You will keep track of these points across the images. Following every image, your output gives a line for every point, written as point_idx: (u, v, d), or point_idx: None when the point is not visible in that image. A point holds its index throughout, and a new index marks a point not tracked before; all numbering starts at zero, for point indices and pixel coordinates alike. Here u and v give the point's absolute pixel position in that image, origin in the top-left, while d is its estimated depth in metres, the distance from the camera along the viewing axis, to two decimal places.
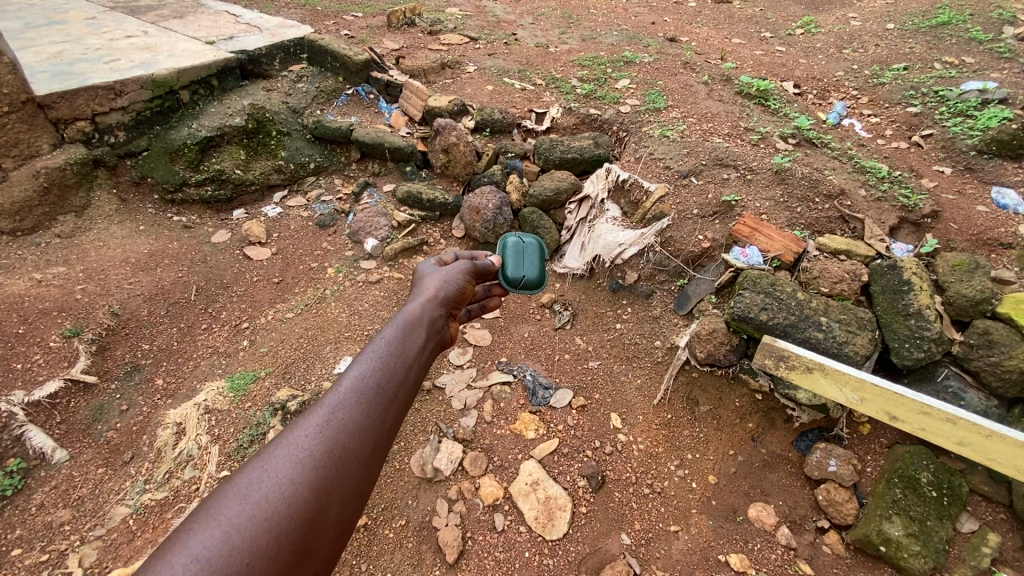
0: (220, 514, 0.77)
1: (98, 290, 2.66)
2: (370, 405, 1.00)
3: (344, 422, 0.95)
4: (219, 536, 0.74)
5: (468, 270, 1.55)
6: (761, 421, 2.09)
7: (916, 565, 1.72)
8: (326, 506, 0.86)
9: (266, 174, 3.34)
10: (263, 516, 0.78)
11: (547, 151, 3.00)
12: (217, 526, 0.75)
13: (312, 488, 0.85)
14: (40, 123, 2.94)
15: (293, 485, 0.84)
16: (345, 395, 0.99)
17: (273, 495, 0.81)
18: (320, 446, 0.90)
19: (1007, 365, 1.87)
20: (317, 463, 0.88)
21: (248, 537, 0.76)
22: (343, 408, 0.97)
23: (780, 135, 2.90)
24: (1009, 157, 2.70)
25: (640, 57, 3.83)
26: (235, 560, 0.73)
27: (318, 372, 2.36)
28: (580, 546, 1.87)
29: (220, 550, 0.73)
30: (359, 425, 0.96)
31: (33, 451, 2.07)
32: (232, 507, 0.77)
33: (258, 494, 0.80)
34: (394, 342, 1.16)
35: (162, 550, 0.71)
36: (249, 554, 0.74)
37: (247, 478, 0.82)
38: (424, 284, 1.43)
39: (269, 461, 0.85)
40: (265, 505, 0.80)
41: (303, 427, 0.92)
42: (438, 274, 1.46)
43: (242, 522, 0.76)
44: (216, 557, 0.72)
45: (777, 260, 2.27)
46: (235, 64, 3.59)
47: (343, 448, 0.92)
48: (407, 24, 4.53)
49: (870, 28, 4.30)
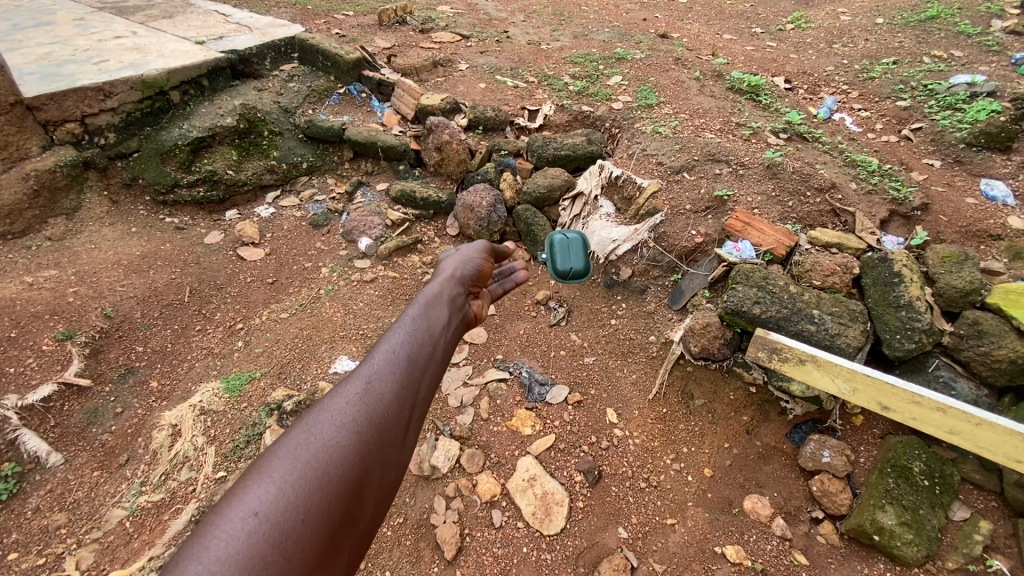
0: (273, 471, 0.77)
1: (91, 292, 2.64)
2: (407, 373, 1.01)
3: (382, 388, 0.96)
4: (273, 492, 0.74)
5: (486, 246, 1.57)
6: (755, 414, 2.11)
7: (909, 553, 1.74)
8: (371, 468, 0.85)
9: (258, 174, 3.32)
10: (313, 474, 0.78)
11: (541, 148, 3.01)
12: (270, 482, 0.75)
13: (357, 449, 0.85)
14: (29, 125, 2.92)
15: (340, 446, 0.84)
16: (382, 363, 1.00)
17: (321, 454, 0.81)
18: (363, 410, 0.90)
19: (997, 355, 1.90)
20: (361, 425, 0.88)
21: (301, 494, 0.75)
22: (381, 375, 0.98)
23: (771, 130, 2.91)
24: (997, 150, 2.73)
25: (632, 54, 3.84)
26: (291, 515, 0.73)
27: (313, 372, 2.37)
28: (578, 541, 1.89)
29: (276, 504, 0.73)
30: (398, 391, 0.97)
31: (28, 455, 2.06)
32: (283, 466, 0.78)
33: (307, 453, 0.81)
34: (421, 316, 1.17)
35: (218, 506, 0.71)
36: (303, 508, 0.74)
37: (295, 437, 0.83)
38: (444, 264, 1.45)
39: (314, 422, 0.86)
40: (314, 464, 0.79)
41: (344, 392, 0.92)
42: (456, 254, 1.50)
43: (293, 480, 0.76)
44: (273, 512, 0.72)
45: (769, 255, 2.29)
46: (225, 64, 3.57)
47: (383, 412, 0.92)
48: (399, 22, 4.51)
49: (860, 23, 4.32)
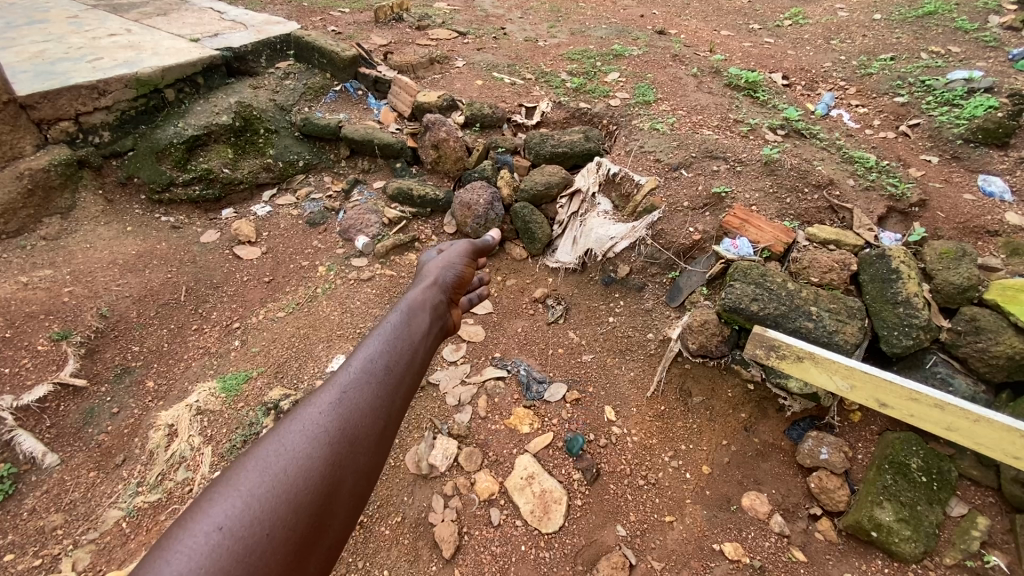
0: (241, 484, 0.79)
1: (86, 292, 2.63)
2: (380, 385, 1.03)
3: (355, 401, 0.98)
4: (239, 506, 0.76)
5: (465, 250, 1.64)
6: (753, 411, 2.11)
7: (906, 549, 1.74)
8: (341, 480, 0.88)
9: (254, 172, 3.31)
10: (281, 487, 0.81)
11: (538, 146, 3.00)
12: (238, 496, 0.78)
13: (327, 462, 0.87)
14: (23, 124, 2.89)
15: (309, 459, 0.86)
16: (355, 375, 1.03)
17: (290, 468, 0.84)
18: (334, 422, 0.93)
19: (994, 351, 1.91)
20: (331, 438, 0.90)
21: (268, 507, 0.78)
22: (353, 387, 1.00)
23: (769, 127, 2.90)
24: (995, 146, 2.73)
25: (629, 50, 3.82)
26: (257, 527, 0.75)
27: (310, 371, 2.37)
28: (576, 539, 1.89)
29: (242, 518, 0.75)
30: (370, 404, 0.99)
31: (24, 456, 2.05)
32: (251, 478, 0.80)
33: (276, 467, 0.83)
34: (399, 326, 1.20)
35: (184, 519, 0.74)
36: (269, 522, 0.77)
37: (264, 451, 0.85)
38: (425, 275, 1.50)
39: (284, 436, 0.88)
40: (283, 477, 0.82)
41: (316, 405, 0.95)
42: (437, 264, 1.54)
43: (261, 493, 0.79)
44: (238, 525, 0.74)
45: (766, 251, 2.28)
46: (220, 62, 3.55)
47: (355, 424, 0.94)
48: (395, 19, 4.49)
49: (857, 19, 4.31)
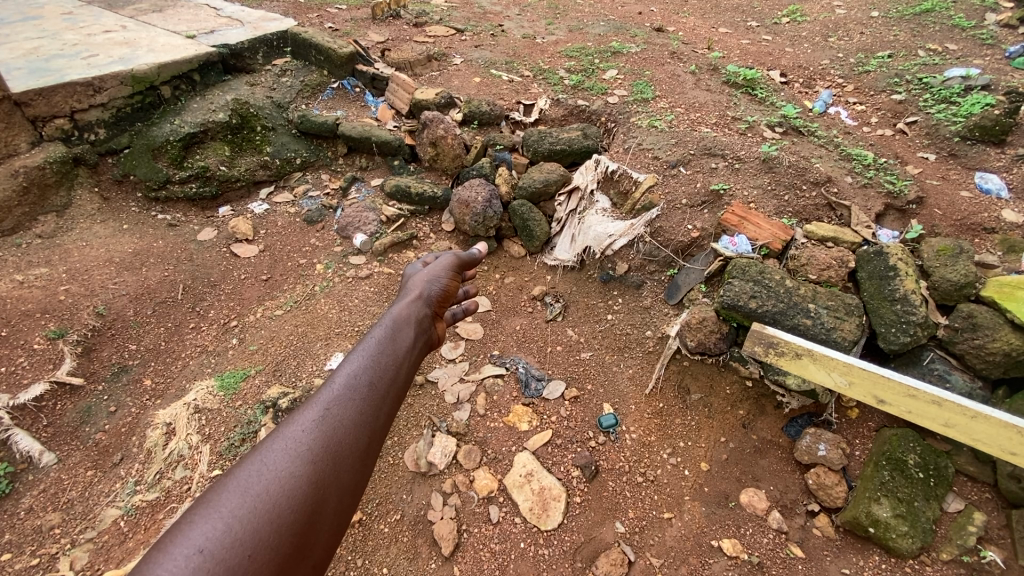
0: (222, 506, 0.80)
1: (83, 290, 2.62)
2: (364, 401, 1.04)
3: (338, 417, 0.99)
4: (220, 528, 0.77)
5: (451, 263, 1.66)
6: (752, 408, 2.11)
7: (903, 545, 1.76)
8: (324, 499, 0.88)
9: (252, 170, 3.29)
10: (264, 506, 0.81)
11: (536, 143, 2.99)
12: (219, 517, 0.78)
13: (310, 481, 0.88)
14: (17, 121, 2.87)
15: (292, 478, 0.87)
16: (338, 391, 1.04)
17: (272, 487, 0.84)
18: (318, 439, 0.94)
19: (991, 348, 1.92)
20: (314, 456, 0.91)
21: (250, 528, 0.78)
22: (337, 403, 1.01)
23: (767, 124, 2.90)
24: (992, 143, 2.73)
25: (627, 47, 3.81)
26: (238, 549, 0.75)
27: (308, 369, 2.37)
28: (575, 536, 1.89)
29: (222, 540, 0.76)
30: (354, 420, 1.00)
31: (21, 455, 2.04)
32: (233, 499, 0.81)
33: (258, 487, 0.83)
34: (383, 341, 1.22)
35: (163, 542, 0.74)
36: (251, 544, 0.77)
37: (246, 472, 0.85)
38: (410, 287, 1.53)
39: (266, 454, 0.89)
40: (265, 497, 0.83)
41: (299, 422, 0.96)
42: (422, 276, 1.57)
43: (243, 514, 0.79)
44: (218, 548, 0.74)
45: (765, 248, 2.28)
46: (217, 59, 3.54)
47: (338, 441, 0.95)
48: (392, 16, 4.47)
49: (855, 16, 4.32)
